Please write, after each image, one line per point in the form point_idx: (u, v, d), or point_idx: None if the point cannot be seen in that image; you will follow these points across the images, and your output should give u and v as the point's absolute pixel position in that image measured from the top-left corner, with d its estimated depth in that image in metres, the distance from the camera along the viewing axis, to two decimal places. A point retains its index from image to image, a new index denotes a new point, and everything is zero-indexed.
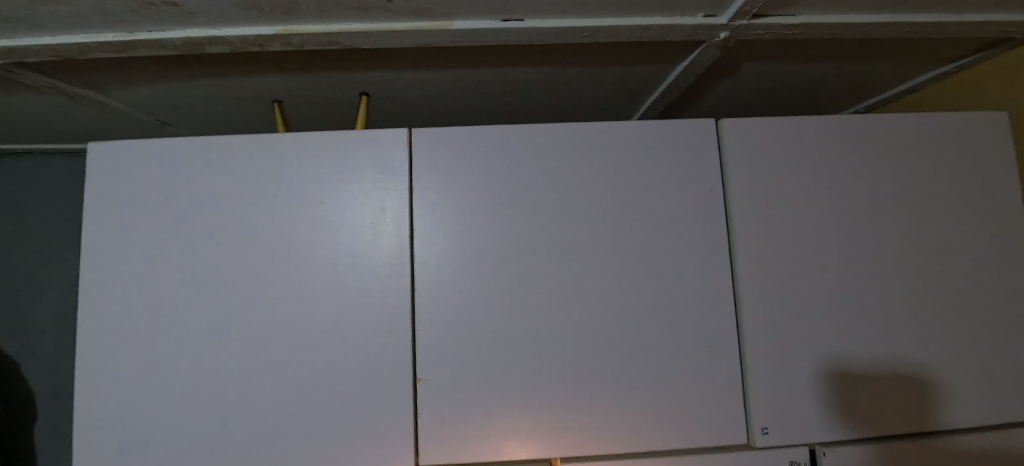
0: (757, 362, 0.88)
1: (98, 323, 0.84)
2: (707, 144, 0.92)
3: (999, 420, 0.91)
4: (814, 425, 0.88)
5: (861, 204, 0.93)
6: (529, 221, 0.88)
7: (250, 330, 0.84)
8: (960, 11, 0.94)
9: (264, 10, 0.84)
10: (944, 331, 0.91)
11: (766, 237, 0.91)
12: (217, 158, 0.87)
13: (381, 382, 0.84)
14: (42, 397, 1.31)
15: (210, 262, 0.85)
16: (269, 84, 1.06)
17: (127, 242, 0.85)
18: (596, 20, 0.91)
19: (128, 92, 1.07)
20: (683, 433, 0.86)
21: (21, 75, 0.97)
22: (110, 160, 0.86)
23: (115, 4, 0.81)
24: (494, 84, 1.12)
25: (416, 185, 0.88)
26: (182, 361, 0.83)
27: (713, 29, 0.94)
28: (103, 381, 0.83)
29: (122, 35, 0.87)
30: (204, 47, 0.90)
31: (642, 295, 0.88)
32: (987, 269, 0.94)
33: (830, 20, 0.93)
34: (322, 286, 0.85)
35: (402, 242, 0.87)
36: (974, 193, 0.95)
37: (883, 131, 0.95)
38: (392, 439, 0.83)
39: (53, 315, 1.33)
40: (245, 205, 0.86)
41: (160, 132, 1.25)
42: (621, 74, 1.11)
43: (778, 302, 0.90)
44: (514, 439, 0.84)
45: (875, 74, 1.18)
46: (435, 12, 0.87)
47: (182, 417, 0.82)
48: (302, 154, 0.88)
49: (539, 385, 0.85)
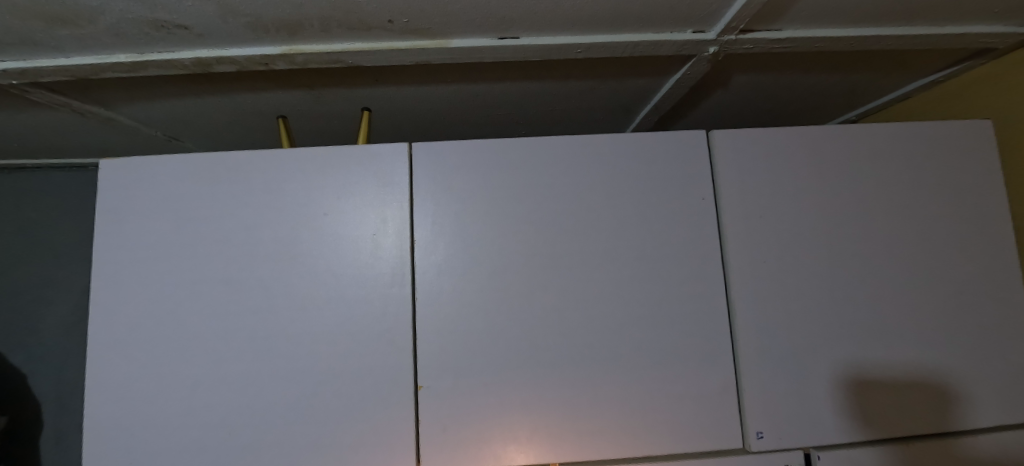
0: (750, 368, 0.90)
1: (108, 334, 0.87)
2: (698, 156, 0.94)
3: (994, 424, 0.92)
4: (808, 429, 0.89)
5: (853, 211, 0.95)
6: (525, 232, 0.91)
7: (255, 339, 0.87)
8: (944, 23, 0.96)
9: (270, 31, 0.88)
10: (935, 334, 0.93)
11: (757, 244, 0.93)
12: (224, 173, 0.90)
13: (382, 390, 0.87)
14: (47, 408, 1.35)
15: (218, 272, 0.88)
16: (273, 100, 1.09)
17: (137, 254, 0.89)
18: (589, 37, 0.94)
19: (137, 109, 1.11)
20: (679, 437, 0.88)
21: (36, 94, 1.02)
22: (120, 175, 0.90)
23: (127, 27, 0.85)
24: (492, 98, 1.15)
25: (417, 197, 0.91)
26: (190, 370, 0.86)
27: (703, 43, 0.96)
28: (113, 388, 0.86)
29: (133, 56, 0.91)
30: (212, 67, 0.94)
31: (636, 303, 0.90)
32: (975, 273, 0.95)
33: (815, 34, 0.95)
34: (325, 297, 0.88)
35: (404, 252, 0.90)
36: (962, 200, 0.97)
37: (872, 139, 0.97)
38: (394, 441, 0.86)
39: (60, 328, 1.38)
40: (250, 217, 0.90)
41: (168, 146, 1.29)
42: (617, 87, 1.14)
43: (770, 308, 0.91)
44: (514, 445, 0.87)
45: (863, 84, 1.19)
46: (433, 32, 0.91)
47: (189, 422, 0.86)
48: (306, 167, 0.91)
49: (537, 391, 0.88)
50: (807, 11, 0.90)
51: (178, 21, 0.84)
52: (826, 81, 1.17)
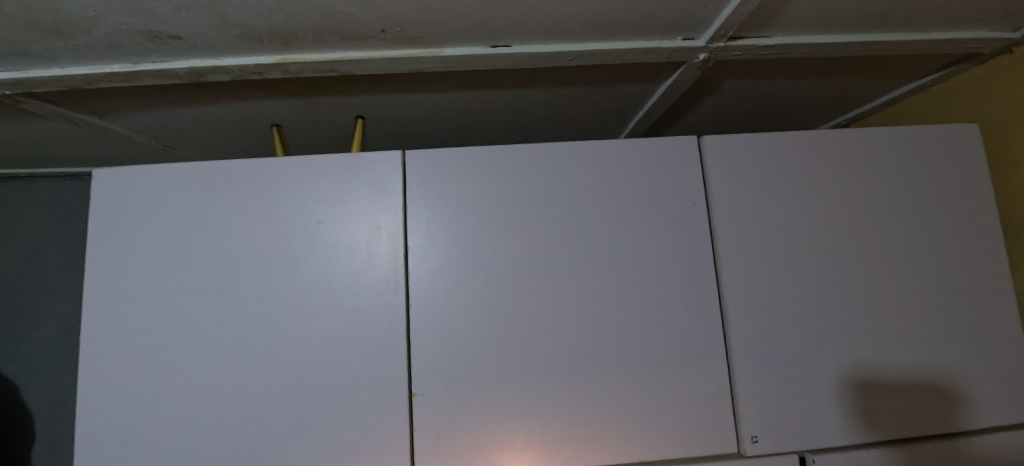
0: (743, 373, 0.90)
1: (99, 346, 0.87)
2: (688, 163, 0.95)
3: (991, 424, 0.92)
4: (801, 433, 0.90)
5: (842, 216, 0.96)
6: (520, 239, 0.91)
7: (248, 348, 0.87)
8: (928, 28, 0.97)
9: (263, 41, 0.88)
10: (928, 336, 0.93)
11: (749, 250, 0.93)
12: (219, 181, 0.91)
13: (378, 398, 0.87)
14: (38, 420, 1.34)
15: (211, 281, 0.88)
16: (268, 109, 1.10)
17: (129, 263, 0.89)
18: (579, 44, 0.95)
19: (131, 118, 1.11)
20: (673, 442, 0.88)
21: (30, 104, 1.02)
22: (114, 185, 0.90)
23: (121, 37, 0.85)
24: (485, 106, 1.15)
25: (410, 205, 0.91)
26: (185, 380, 0.86)
27: (693, 51, 0.97)
28: (103, 400, 0.86)
29: (128, 66, 0.91)
30: (206, 76, 0.94)
31: (629, 308, 0.90)
32: (965, 276, 0.96)
33: (802, 41, 0.96)
34: (318, 306, 0.88)
35: (397, 259, 0.90)
36: (951, 204, 0.98)
37: (861, 144, 0.98)
38: (388, 449, 0.86)
39: (53, 339, 1.37)
40: (244, 226, 0.90)
41: (162, 155, 1.29)
42: (609, 93, 1.15)
43: (762, 312, 0.92)
44: (510, 452, 0.87)
45: (853, 89, 1.20)
46: (425, 41, 0.91)
47: (181, 432, 0.85)
48: (299, 176, 0.91)
49: (532, 397, 0.88)
50: (796, 17, 0.91)
51: (172, 31, 0.85)
52: (816, 87, 1.18)
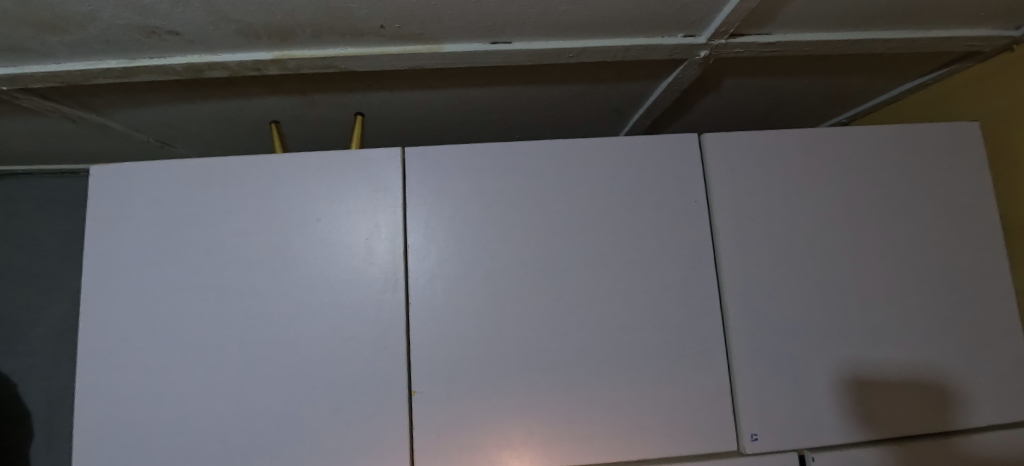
0: (743, 371, 0.90)
1: (97, 344, 0.86)
2: (689, 161, 0.95)
3: (989, 423, 0.93)
4: (800, 431, 0.89)
5: (842, 215, 0.95)
6: (519, 236, 0.91)
7: (247, 345, 0.87)
8: (930, 26, 0.97)
9: (261, 37, 0.88)
10: (927, 335, 0.93)
11: (749, 248, 0.93)
12: (217, 178, 0.90)
13: (378, 396, 0.86)
14: (36, 418, 1.34)
15: (209, 279, 0.88)
16: (267, 106, 1.09)
17: (126, 261, 0.88)
18: (580, 41, 0.94)
19: (128, 115, 1.10)
20: (673, 440, 0.88)
21: (27, 101, 1.01)
22: (111, 182, 0.89)
23: (118, 33, 0.85)
24: (484, 103, 1.15)
25: (410, 202, 0.91)
26: (183, 378, 0.86)
27: (693, 48, 0.97)
28: (101, 398, 0.85)
29: (125, 62, 0.91)
30: (203, 73, 0.94)
31: (629, 306, 0.90)
32: (965, 274, 0.96)
33: (803, 39, 0.96)
34: (317, 304, 0.88)
35: (397, 257, 0.90)
36: (951, 202, 0.97)
37: (862, 143, 0.98)
38: (387, 447, 0.86)
39: (50, 337, 1.37)
40: (242, 223, 0.89)
41: (160, 152, 1.29)
42: (609, 91, 1.15)
43: (761, 310, 0.92)
44: (509, 450, 0.87)
45: (854, 87, 1.20)
46: (424, 37, 0.91)
47: (179, 430, 0.85)
48: (298, 173, 0.91)
49: (532, 395, 0.88)
50: (797, 14, 0.91)
51: (169, 27, 0.84)
52: (816, 84, 1.18)
